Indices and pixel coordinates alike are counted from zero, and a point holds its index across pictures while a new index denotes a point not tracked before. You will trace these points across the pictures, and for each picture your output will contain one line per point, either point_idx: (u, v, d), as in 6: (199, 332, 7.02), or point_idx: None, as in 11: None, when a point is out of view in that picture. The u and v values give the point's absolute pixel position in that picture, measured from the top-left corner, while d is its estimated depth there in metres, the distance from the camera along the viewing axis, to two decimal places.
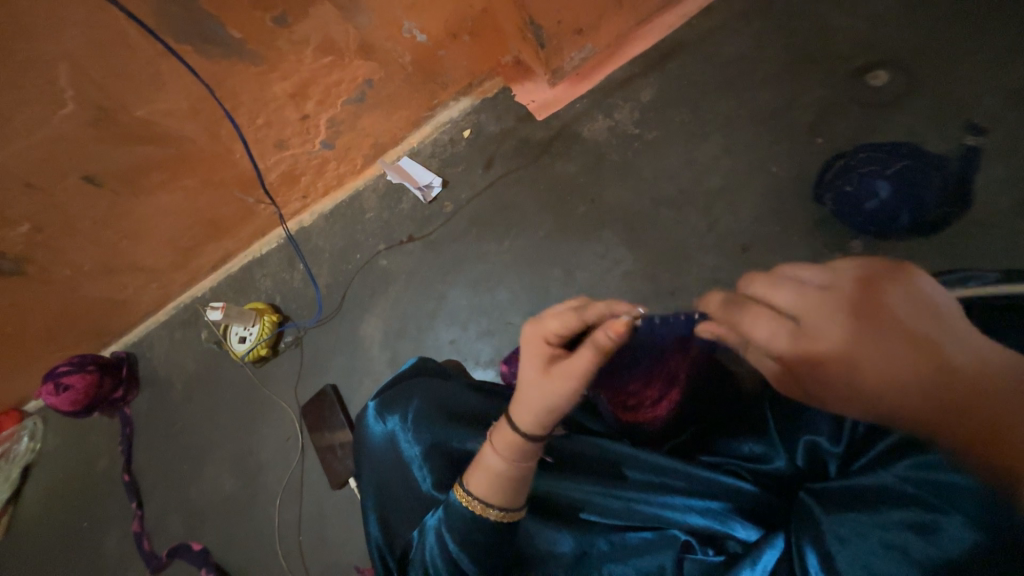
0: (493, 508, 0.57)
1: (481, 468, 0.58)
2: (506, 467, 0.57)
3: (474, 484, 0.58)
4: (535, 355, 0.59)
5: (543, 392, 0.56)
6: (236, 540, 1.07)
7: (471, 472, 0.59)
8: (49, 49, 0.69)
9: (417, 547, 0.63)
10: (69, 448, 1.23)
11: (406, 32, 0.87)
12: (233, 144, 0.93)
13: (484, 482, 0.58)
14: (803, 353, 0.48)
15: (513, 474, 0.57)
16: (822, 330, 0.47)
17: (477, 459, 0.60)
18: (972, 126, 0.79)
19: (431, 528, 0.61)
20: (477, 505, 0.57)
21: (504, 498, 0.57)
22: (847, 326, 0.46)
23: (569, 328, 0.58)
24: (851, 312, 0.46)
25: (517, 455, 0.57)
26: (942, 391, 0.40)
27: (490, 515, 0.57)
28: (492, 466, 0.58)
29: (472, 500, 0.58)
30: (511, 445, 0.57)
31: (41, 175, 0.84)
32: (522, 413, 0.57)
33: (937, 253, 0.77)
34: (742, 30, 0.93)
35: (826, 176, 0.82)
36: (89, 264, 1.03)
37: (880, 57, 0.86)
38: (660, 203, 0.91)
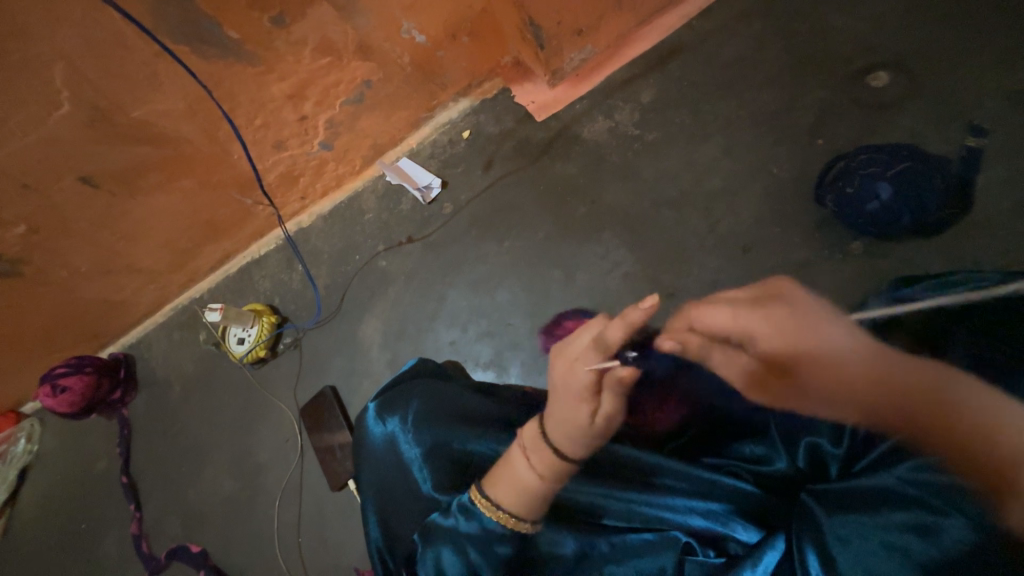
0: (526, 520, 0.58)
1: (513, 485, 0.58)
2: (544, 485, 0.58)
3: (504, 498, 0.58)
4: (573, 402, 0.56)
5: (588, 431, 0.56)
6: (235, 542, 1.07)
7: (496, 485, 0.59)
8: (45, 50, 0.68)
9: (422, 549, 0.62)
10: (67, 450, 1.22)
11: (405, 32, 0.87)
12: (231, 145, 0.92)
13: (516, 496, 0.58)
14: (766, 346, 0.52)
15: (551, 491, 0.58)
16: (772, 339, 0.51)
17: (505, 474, 0.59)
18: (973, 128, 0.79)
19: (440, 528, 0.61)
20: (509, 518, 0.58)
21: (536, 510, 0.58)
22: (791, 333, 0.51)
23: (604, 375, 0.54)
24: (793, 321, 0.51)
25: (557, 475, 0.58)
26: (885, 384, 0.46)
27: (525, 527, 0.58)
28: (526, 482, 0.58)
29: (503, 514, 0.58)
30: (553, 470, 0.58)
31: (38, 175, 0.83)
32: (568, 449, 0.57)
33: (938, 255, 0.76)
34: (743, 31, 0.93)
35: (827, 177, 0.82)
36: (86, 266, 1.03)
37: (881, 58, 0.85)
38: (660, 204, 0.91)
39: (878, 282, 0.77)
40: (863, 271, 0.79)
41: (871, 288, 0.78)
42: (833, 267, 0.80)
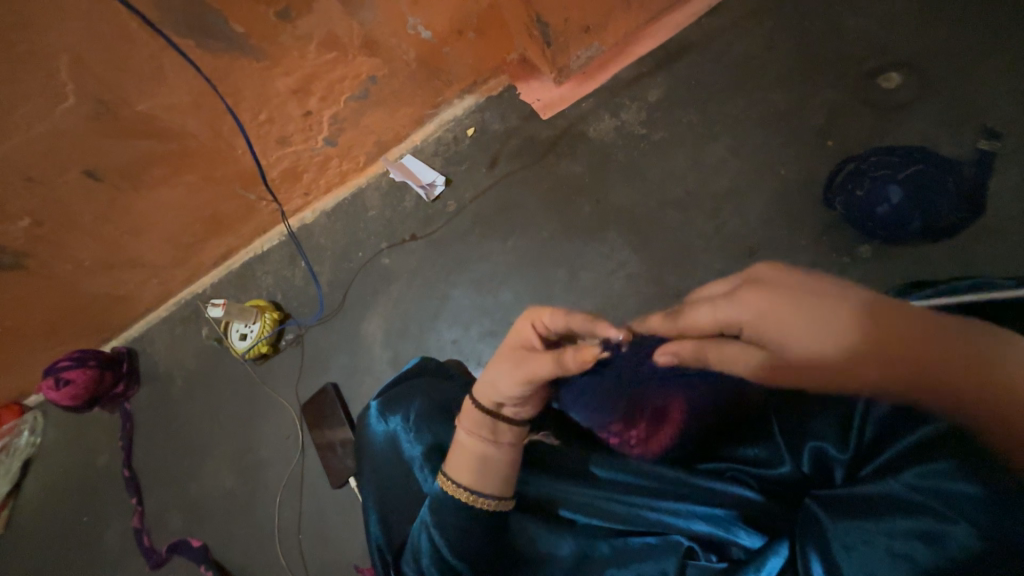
0: (456, 484, 0.60)
1: (455, 451, 0.62)
2: (470, 445, 0.61)
3: (449, 465, 0.62)
4: (517, 334, 0.61)
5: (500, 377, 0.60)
6: (235, 537, 1.07)
7: (449, 456, 0.64)
8: (50, 43, 0.68)
9: (410, 546, 0.63)
10: (70, 442, 1.23)
11: (410, 28, 0.86)
12: (235, 140, 0.92)
13: (454, 459, 0.62)
14: (780, 328, 0.46)
15: (477, 450, 0.61)
16: (803, 333, 0.45)
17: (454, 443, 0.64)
18: (986, 131, 0.78)
19: (421, 526, 0.62)
20: (446, 482, 0.61)
21: (468, 476, 0.60)
22: (816, 314, 0.45)
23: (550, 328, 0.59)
24: (805, 299, 0.46)
25: (483, 434, 0.61)
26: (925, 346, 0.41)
27: (454, 493, 0.60)
28: (459, 443, 0.63)
29: (442, 475, 0.62)
30: (476, 421, 0.62)
31: (42, 168, 0.83)
32: (485, 392, 0.62)
33: (946, 260, 0.76)
34: (753, 30, 0.92)
35: (836, 180, 0.81)
36: (90, 259, 1.03)
37: (894, 59, 0.84)
38: (666, 204, 0.90)
39: (886, 287, 0.77)
40: (870, 275, 0.78)
41: (878, 292, 0.77)
42: (840, 271, 0.80)
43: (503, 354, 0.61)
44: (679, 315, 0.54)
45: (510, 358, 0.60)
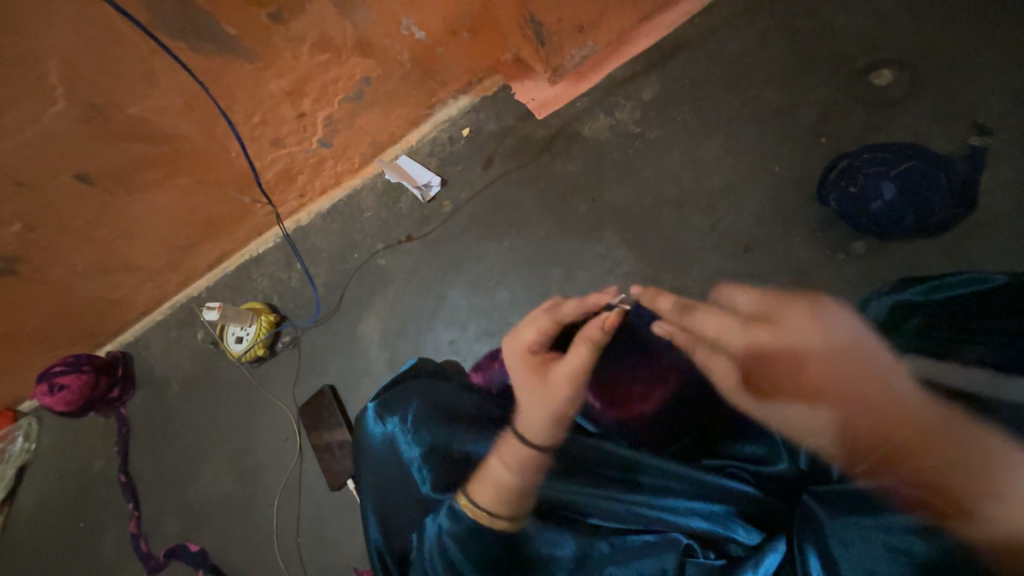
0: (498, 517, 0.59)
1: (487, 481, 0.61)
2: (509, 476, 0.61)
3: (482, 495, 0.61)
4: (517, 356, 0.71)
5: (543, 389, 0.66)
6: (234, 541, 1.06)
7: (476, 484, 0.62)
8: (39, 46, 0.68)
9: (417, 549, 0.64)
10: (64, 448, 1.22)
11: (404, 28, 0.85)
12: (229, 142, 0.91)
13: (489, 491, 0.61)
14: (758, 342, 0.63)
15: (516, 480, 0.61)
16: (767, 357, 0.61)
17: (484, 472, 0.63)
18: (978, 127, 0.78)
19: (430, 530, 0.63)
20: (480, 514, 0.60)
21: (506, 507, 0.60)
22: (791, 339, 0.61)
23: (547, 332, 0.71)
24: (805, 323, 0.62)
25: (523, 463, 0.62)
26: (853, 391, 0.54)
27: (498, 526, 0.59)
28: (494, 474, 0.62)
29: (474, 509, 0.60)
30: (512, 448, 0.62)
31: (33, 172, 0.82)
32: (531, 419, 0.64)
33: (940, 255, 0.76)
34: (745, 28, 0.92)
35: (829, 176, 0.81)
36: (83, 263, 1.02)
37: (886, 56, 0.85)
38: (661, 203, 0.91)
39: (880, 282, 0.77)
40: (865, 271, 0.79)
41: (873, 288, 0.78)
42: (835, 267, 0.80)
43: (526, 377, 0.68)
44: (686, 312, 0.70)
45: (534, 372, 0.68)
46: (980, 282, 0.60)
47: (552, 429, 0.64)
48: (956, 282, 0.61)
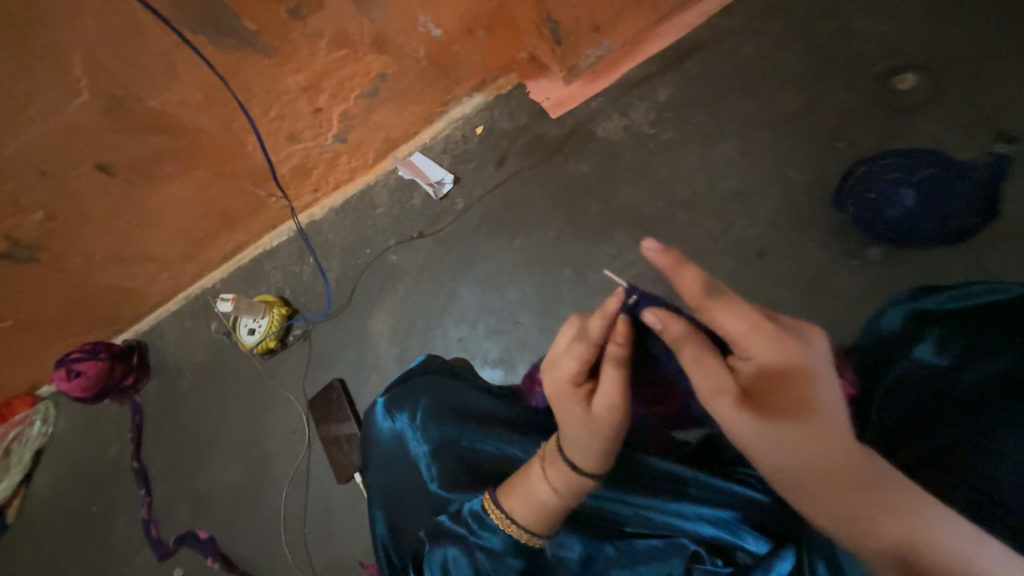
0: (540, 537, 0.58)
1: (533, 508, 0.57)
2: (558, 502, 0.57)
3: (526, 517, 0.57)
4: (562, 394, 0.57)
5: (589, 422, 0.55)
6: (242, 530, 1.08)
7: (518, 503, 0.58)
8: (65, 38, 0.69)
9: (433, 549, 0.61)
10: (80, 433, 1.25)
11: (420, 25, 0.86)
12: (246, 137, 0.93)
13: (536, 515, 0.57)
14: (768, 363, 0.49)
15: (563, 504, 0.57)
16: (770, 386, 0.49)
17: (528, 492, 0.57)
18: (1002, 135, 0.77)
19: (444, 527, 0.61)
20: (528, 536, 0.57)
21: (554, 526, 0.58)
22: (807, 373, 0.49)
23: (587, 359, 0.56)
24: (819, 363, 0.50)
25: (573, 491, 0.57)
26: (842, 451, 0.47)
27: (540, 545, 0.58)
28: (543, 499, 0.57)
29: (517, 529, 0.57)
30: (564, 474, 0.56)
31: (55, 162, 0.84)
32: (581, 453, 0.56)
33: (959, 265, 0.75)
34: (764, 29, 0.91)
35: (846, 183, 0.80)
36: (102, 253, 1.04)
37: (908, 60, 0.83)
38: (674, 205, 0.90)
39: (896, 291, 0.76)
40: (881, 278, 0.78)
41: (888, 296, 0.77)
42: (850, 274, 0.79)
43: (563, 411, 0.57)
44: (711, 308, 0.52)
45: (578, 408, 0.56)
46: (998, 294, 0.59)
47: (606, 456, 0.56)
48: (976, 292, 0.60)
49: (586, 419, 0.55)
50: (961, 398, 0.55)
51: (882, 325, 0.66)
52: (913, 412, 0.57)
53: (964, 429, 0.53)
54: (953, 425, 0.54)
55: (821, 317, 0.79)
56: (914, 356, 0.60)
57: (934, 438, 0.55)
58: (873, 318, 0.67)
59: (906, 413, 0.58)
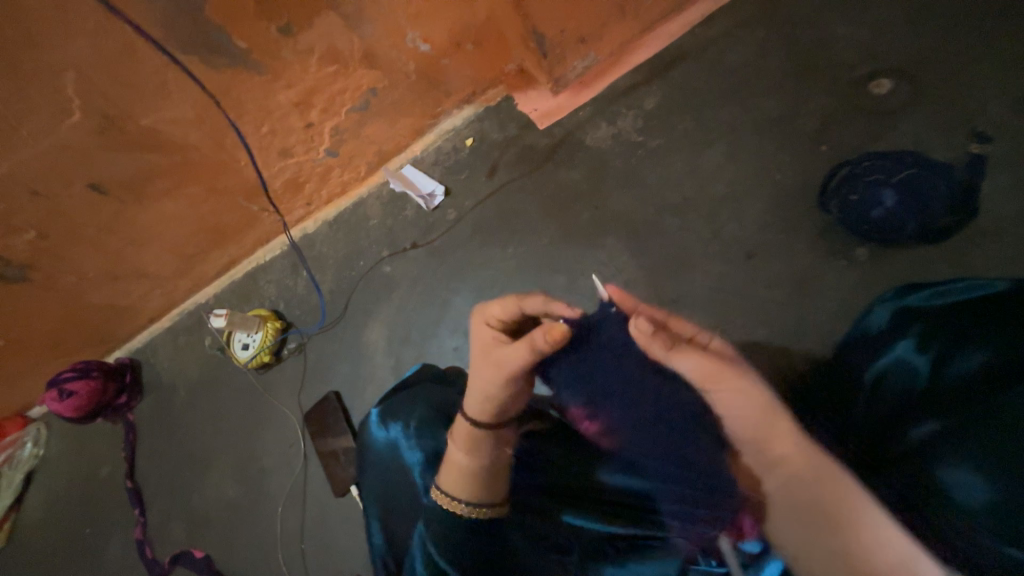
0: (455, 500, 0.58)
1: (449, 465, 0.60)
2: (467, 458, 0.59)
3: (447, 485, 0.60)
4: (478, 331, 0.64)
5: (479, 365, 0.61)
6: (237, 548, 1.07)
7: (442, 472, 0.61)
8: (57, 60, 0.70)
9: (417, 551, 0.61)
10: (73, 454, 1.23)
11: (409, 40, 0.87)
12: (238, 153, 0.93)
13: (447, 471, 0.60)
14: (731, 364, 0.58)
15: (477, 466, 0.58)
16: (748, 420, 0.55)
17: (447, 458, 0.61)
18: (977, 135, 0.79)
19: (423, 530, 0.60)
20: (442, 497, 0.59)
21: (468, 492, 0.58)
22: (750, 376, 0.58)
23: (510, 312, 0.62)
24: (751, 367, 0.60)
25: (473, 446, 0.60)
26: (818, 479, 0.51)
27: (459, 513, 0.58)
28: (450, 450, 0.61)
29: (434, 484, 0.61)
30: (469, 433, 0.60)
31: (48, 182, 0.84)
32: (470, 393, 0.62)
33: (943, 262, 0.77)
34: (745, 38, 0.93)
35: (830, 185, 0.82)
36: (94, 271, 1.04)
37: (884, 65, 0.86)
38: (664, 210, 0.91)
39: (881, 289, 0.78)
40: (868, 277, 0.79)
41: (874, 295, 0.78)
42: (837, 274, 0.81)
43: (480, 360, 0.61)
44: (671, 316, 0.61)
45: (481, 349, 0.62)
46: (986, 287, 0.62)
47: (489, 412, 0.60)
48: (965, 287, 0.63)
49: (479, 361, 0.61)
50: (953, 389, 0.55)
51: (871, 323, 0.70)
52: (903, 407, 0.59)
53: (966, 414, 0.53)
54: (951, 415, 0.54)
55: (812, 316, 0.81)
56: (897, 350, 0.63)
57: (928, 428, 0.55)
58: (862, 318, 0.72)
59: (896, 408, 0.60)
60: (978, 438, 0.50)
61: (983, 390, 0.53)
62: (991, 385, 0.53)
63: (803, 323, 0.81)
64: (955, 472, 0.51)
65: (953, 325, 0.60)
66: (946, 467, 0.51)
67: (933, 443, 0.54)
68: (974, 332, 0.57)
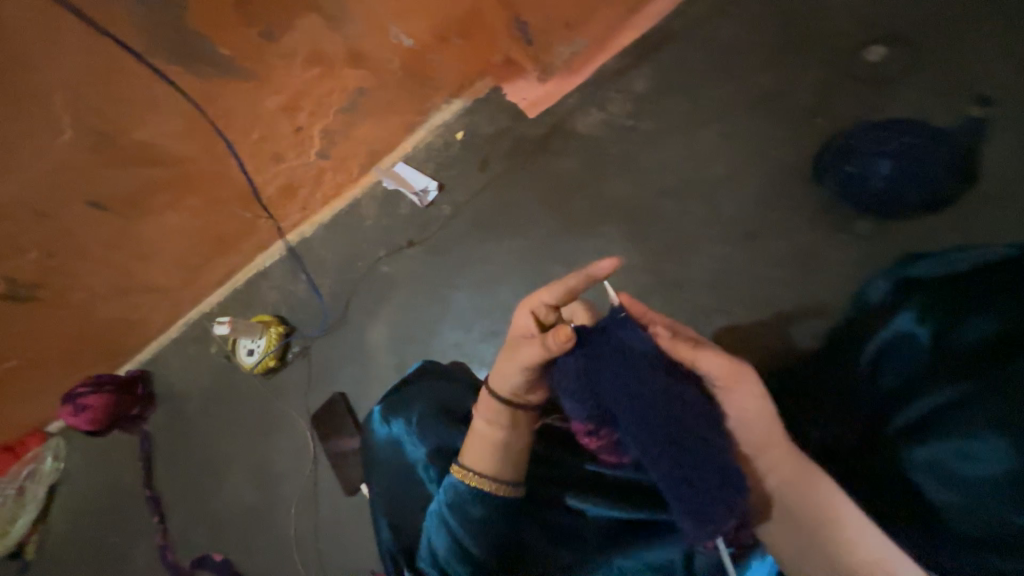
0: (486, 480, 0.59)
1: (478, 444, 0.61)
2: (498, 436, 0.60)
3: (475, 461, 0.60)
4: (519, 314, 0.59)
5: (502, 350, 0.59)
6: (256, 550, 1.09)
7: (468, 452, 0.61)
8: (46, 81, 0.70)
9: (435, 536, 0.61)
10: (92, 466, 1.26)
11: (393, 36, 0.85)
12: (230, 161, 0.94)
13: (477, 450, 0.61)
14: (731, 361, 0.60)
15: (506, 438, 0.60)
16: (754, 423, 0.56)
17: (473, 438, 0.61)
18: (977, 98, 0.77)
19: (437, 518, 0.61)
20: (471, 476, 0.60)
21: (498, 469, 0.60)
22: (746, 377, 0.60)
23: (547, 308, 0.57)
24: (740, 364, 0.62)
25: (505, 422, 0.60)
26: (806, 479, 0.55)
27: (488, 490, 0.59)
28: (478, 430, 0.61)
29: (461, 466, 0.61)
30: (496, 410, 0.60)
31: (47, 203, 0.85)
32: (488, 375, 0.61)
33: (944, 231, 0.75)
34: (735, 12, 0.91)
35: (825, 157, 0.81)
36: (100, 287, 1.05)
37: (879, 31, 0.83)
38: (658, 194, 0.90)
39: (882, 261, 0.77)
40: (869, 250, 0.78)
41: (874, 268, 0.77)
42: (837, 248, 0.79)
43: (506, 344, 0.59)
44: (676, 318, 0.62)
45: (511, 335, 0.60)
46: (989, 255, 0.65)
47: (513, 392, 0.59)
48: (969, 255, 0.67)
49: (503, 346, 0.59)
50: (961, 356, 0.59)
51: (871, 297, 0.73)
52: (911, 375, 0.64)
53: (975, 376, 0.57)
54: (963, 376, 0.58)
55: (813, 293, 0.80)
56: (900, 323, 0.67)
57: (937, 394, 0.59)
58: (862, 291, 0.75)
59: (905, 377, 0.64)
60: (993, 403, 0.54)
61: (991, 355, 0.57)
62: (996, 348, 0.57)
63: (804, 301, 0.79)
64: (977, 435, 0.54)
65: (964, 296, 0.63)
66: (964, 431, 0.55)
67: (946, 410, 0.57)
68: (982, 300, 0.61)
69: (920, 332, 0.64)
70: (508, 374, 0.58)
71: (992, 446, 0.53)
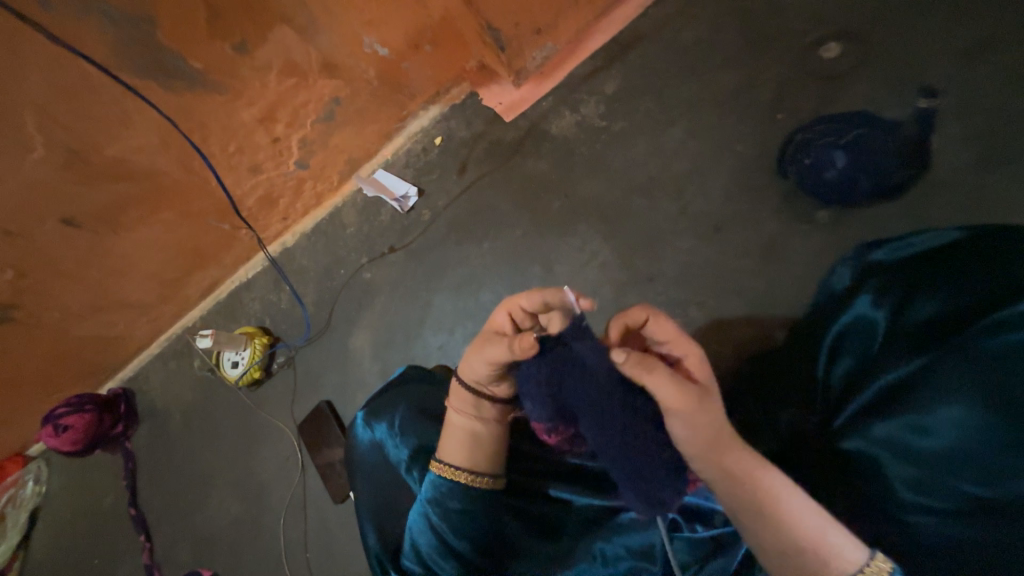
0: (462, 472, 0.61)
1: (452, 436, 0.63)
2: (468, 425, 0.62)
3: (450, 454, 0.62)
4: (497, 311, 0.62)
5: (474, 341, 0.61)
6: (245, 563, 1.08)
7: (444, 445, 0.63)
8: (13, 99, 0.70)
9: (418, 530, 0.62)
10: (75, 487, 1.23)
11: (367, 47, 0.86)
12: (207, 174, 0.94)
13: (451, 442, 0.62)
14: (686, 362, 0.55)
15: (480, 431, 0.62)
16: (696, 436, 0.52)
17: (449, 430, 0.63)
18: (925, 90, 0.81)
19: (422, 512, 0.62)
20: (446, 469, 0.61)
21: (471, 459, 0.61)
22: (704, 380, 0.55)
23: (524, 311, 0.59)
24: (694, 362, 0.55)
25: (476, 412, 0.63)
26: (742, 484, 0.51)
27: (465, 482, 0.60)
28: (452, 421, 0.63)
29: (437, 460, 0.63)
30: (466, 400, 0.62)
31: (19, 221, 0.84)
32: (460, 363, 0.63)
33: (900, 217, 0.79)
34: (699, 15, 0.94)
35: (788, 150, 0.84)
36: (78, 305, 1.04)
37: (835, 29, 0.87)
38: (632, 192, 0.93)
39: (845, 249, 0.80)
40: (832, 238, 0.81)
41: (838, 255, 0.80)
42: (803, 237, 0.82)
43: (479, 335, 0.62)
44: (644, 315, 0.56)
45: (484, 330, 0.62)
46: (942, 237, 0.66)
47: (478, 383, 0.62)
48: (920, 240, 0.67)
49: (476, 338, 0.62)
50: (925, 335, 0.60)
51: (835, 282, 0.73)
52: (869, 358, 0.64)
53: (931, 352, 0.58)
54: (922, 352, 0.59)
55: (781, 282, 0.83)
56: (858, 308, 0.67)
57: (898, 370, 0.60)
58: (826, 278, 0.75)
59: (863, 362, 0.65)
60: (962, 382, 0.55)
61: (945, 332, 0.59)
62: (951, 323, 0.59)
63: (773, 290, 0.82)
64: (946, 414, 0.55)
65: (920, 278, 0.64)
66: (934, 410, 0.56)
67: (910, 390, 0.58)
68: (938, 277, 0.62)
69: (878, 315, 0.65)
70: (475, 366, 0.60)
71: (965, 424, 0.53)
